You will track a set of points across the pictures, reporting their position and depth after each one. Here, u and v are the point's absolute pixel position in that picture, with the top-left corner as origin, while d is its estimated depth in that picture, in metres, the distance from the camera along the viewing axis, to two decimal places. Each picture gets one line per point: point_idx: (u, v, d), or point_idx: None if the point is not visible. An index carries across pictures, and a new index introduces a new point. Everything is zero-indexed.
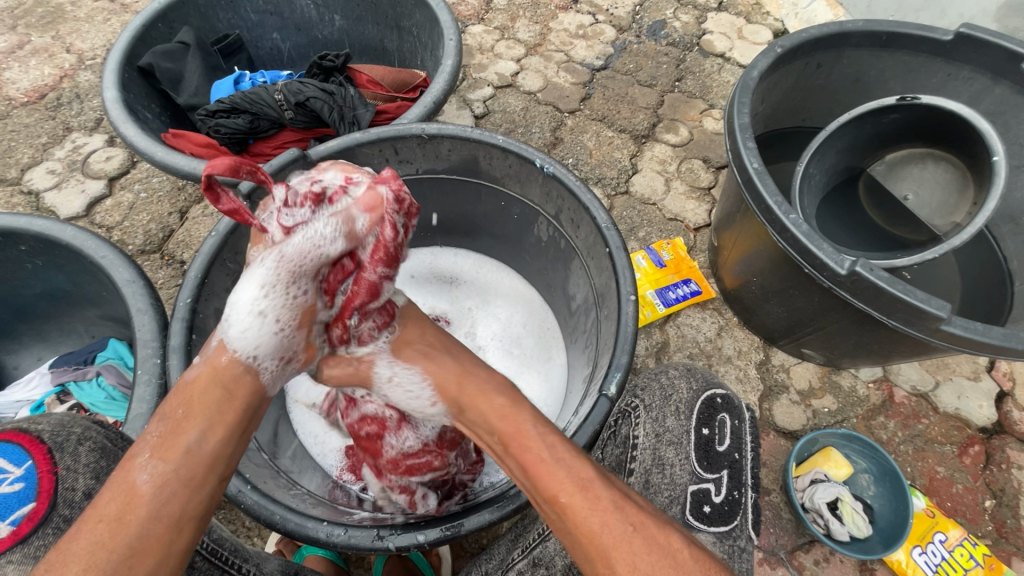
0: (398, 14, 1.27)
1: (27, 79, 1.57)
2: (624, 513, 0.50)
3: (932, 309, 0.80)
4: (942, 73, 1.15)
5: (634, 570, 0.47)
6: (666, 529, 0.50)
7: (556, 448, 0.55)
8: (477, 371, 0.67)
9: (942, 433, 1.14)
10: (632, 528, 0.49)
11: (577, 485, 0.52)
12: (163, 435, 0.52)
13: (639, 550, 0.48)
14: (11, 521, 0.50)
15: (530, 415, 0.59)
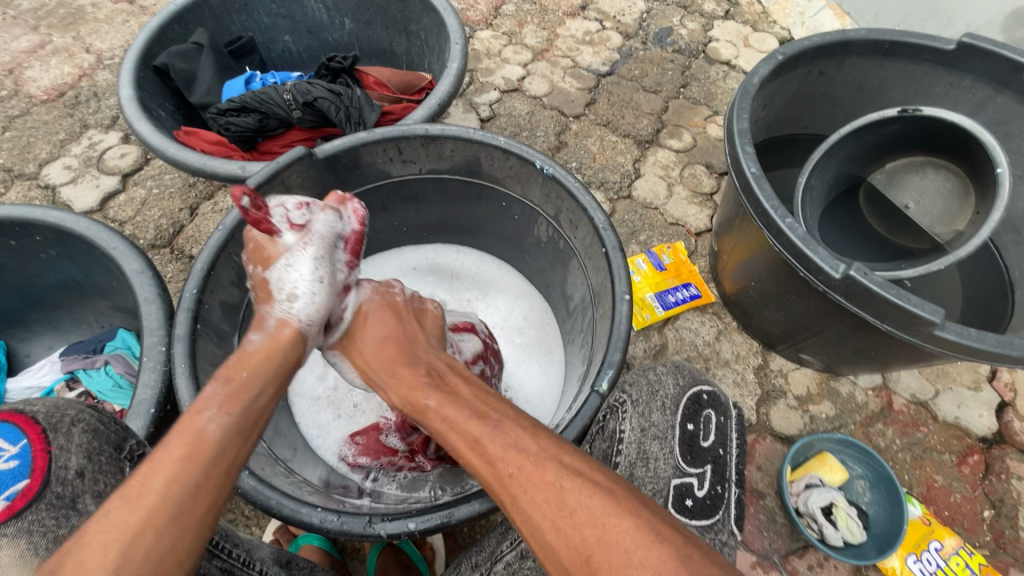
0: (407, 18, 1.30)
1: (48, 78, 1.62)
2: (505, 459, 0.51)
3: (925, 313, 0.80)
4: (945, 82, 1.16)
5: (532, 501, 0.48)
6: (543, 467, 0.50)
7: (443, 412, 0.59)
8: (391, 349, 0.73)
9: (941, 442, 1.14)
10: (517, 471, 0.50)
11: (468, 445, 0.55)
12: (226, 392, 0.58)
13: (530, 486, 0.49)
14: (5, 496, 0.50)
15: (424, 386, 0.64)
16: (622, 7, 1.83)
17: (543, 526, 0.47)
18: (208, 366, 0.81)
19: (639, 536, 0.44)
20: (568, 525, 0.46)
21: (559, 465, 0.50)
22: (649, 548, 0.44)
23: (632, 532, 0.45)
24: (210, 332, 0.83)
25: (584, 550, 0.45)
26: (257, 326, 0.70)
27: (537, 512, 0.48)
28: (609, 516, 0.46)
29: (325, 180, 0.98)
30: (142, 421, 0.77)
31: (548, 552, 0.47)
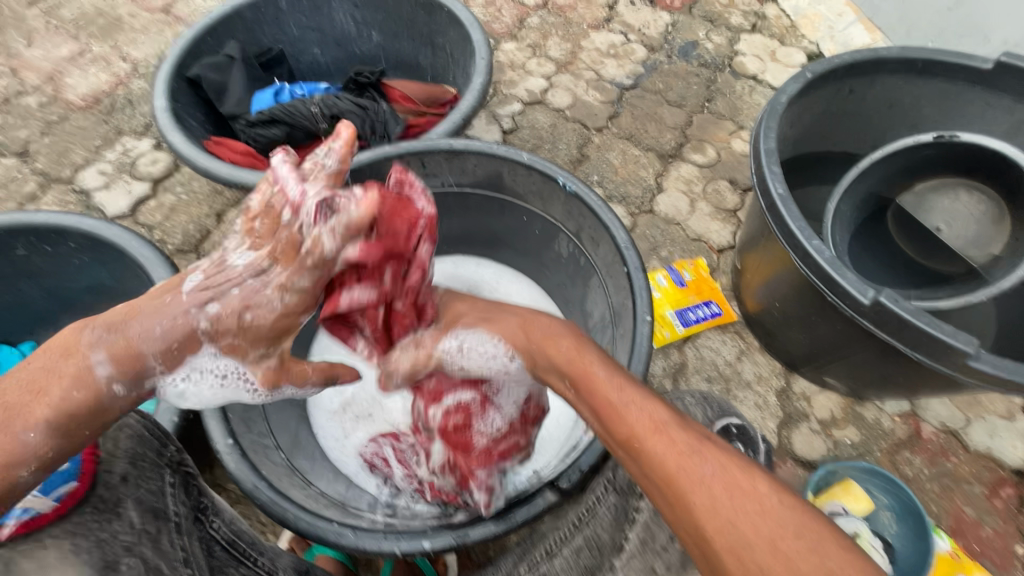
0: (433, 32, 1.32)
1: (86, 85, 1.68)
2: (702, 456, 0.52)
3: (958, 343, 0.78)
4: (982, 101, 1.13)
5: (741, 512, 0.47)
6: (751, 477, 0.50)
7: (624, 394, 0.59)
8: (541, 333, 0.69)
9: (971, 473, 1.10)
10: (714, 472, 0.50)
11: (651, 428, 0.55)
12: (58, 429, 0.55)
13: (740, 490, 0.49)
14: (55, 497, 0.49)
15: (597, 356, 0.64)
16: (647, 20, 1.83)
17: (743, 526, 0.47)
18: None
19: (844, 547, 0.45)
20: (783, 542, 0.45)
21: (764, 478, 0.50)
22: (866, 571, 0.44)
23: (833, 548, 0.45)
24: None
25: (787, 558, 0.44)
26: (125, 374, 0.63)
27: (732, 511, 0.48)
28: (817, 531, 0.46)
29: None
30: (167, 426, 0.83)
31: (738, 545, 0.46)
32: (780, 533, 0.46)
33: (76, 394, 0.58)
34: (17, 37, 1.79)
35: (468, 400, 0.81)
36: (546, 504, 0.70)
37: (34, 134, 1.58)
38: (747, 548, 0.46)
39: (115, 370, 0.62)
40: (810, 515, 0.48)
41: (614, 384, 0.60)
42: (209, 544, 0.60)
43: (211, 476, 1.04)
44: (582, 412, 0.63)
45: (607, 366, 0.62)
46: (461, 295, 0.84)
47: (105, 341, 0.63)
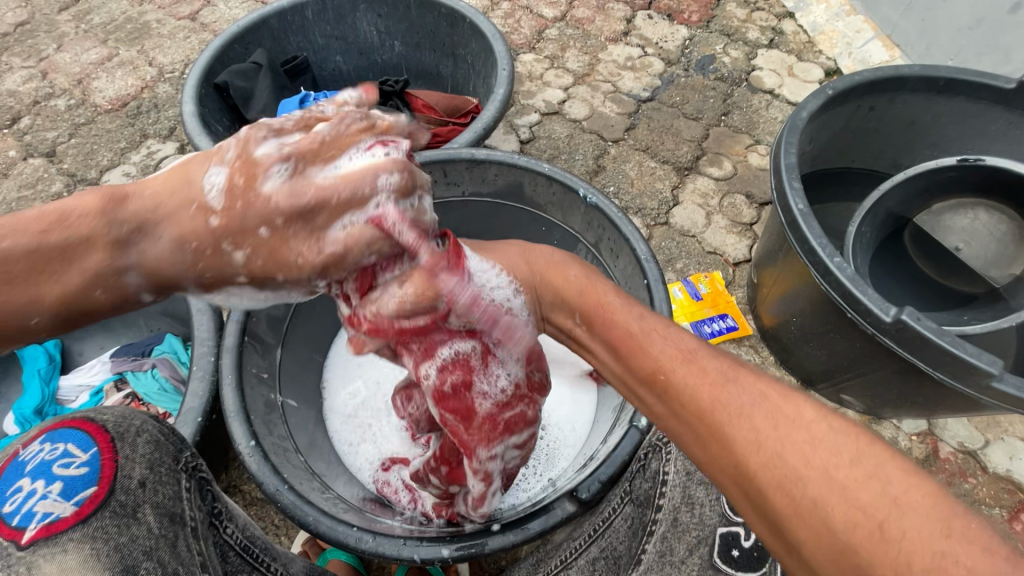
0: (455, 42, 1.34)
1: (113, 89, 1.71)
2: (737, 385, 0.49)
3: (981, 363, 0.77)
4: (1003, 121, 1.13)
5: (787, 441, 0.43)
6: (796, 404, 0.46)
7: (647, 327, 0.58)
8: (547, 263, 0.70)
9: (990, 495, 1.09)
10: (753, 403, 0.47)
11: (678, 359, 0.53)
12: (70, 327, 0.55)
13: (786, 418, 0.45)
14: (75, 501, 0.50)
15: (606, 288, 0.65)
16: (664, 34, 1.84)
17: (793, 459, 0.42)
18: (254, 376, 0.83)
19: (909, 471, 0.40)
20: (839, 471, 0.40)
21: (811, 405, 0.46)
22: (942, 500, 0.38)
23: (895, 473, 0.40)
24: (256, 345, 0.85)
25: (844, 489, 0.40)
26: (156, 287, 0.55)
27: (780, 442, 0.43)
28: (882, 456, 0.41)
29: None
30: (189, 429, 0.80)
31: (788, 480, 0.42)
32: (832, 462, 0.41)
33: (100, 296, 0.53)
34: (48, 41, 1.84)
35: (468, 351, 0.66)
36: (565, 514, 0.70)
37: (62, 135, 1.61)
38: (798, 483, 0.41)
39: (147, 284, 0.55)
40: (869, 440, 0.42)
41: (637, 318, 0.59)
42: (222, 549, 0.61)
43: (226, 477, 1.05)
44: (595, 349, 0.62)
45: (620, 301, 0.62)
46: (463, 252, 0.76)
47: (136, 245, 0.53)
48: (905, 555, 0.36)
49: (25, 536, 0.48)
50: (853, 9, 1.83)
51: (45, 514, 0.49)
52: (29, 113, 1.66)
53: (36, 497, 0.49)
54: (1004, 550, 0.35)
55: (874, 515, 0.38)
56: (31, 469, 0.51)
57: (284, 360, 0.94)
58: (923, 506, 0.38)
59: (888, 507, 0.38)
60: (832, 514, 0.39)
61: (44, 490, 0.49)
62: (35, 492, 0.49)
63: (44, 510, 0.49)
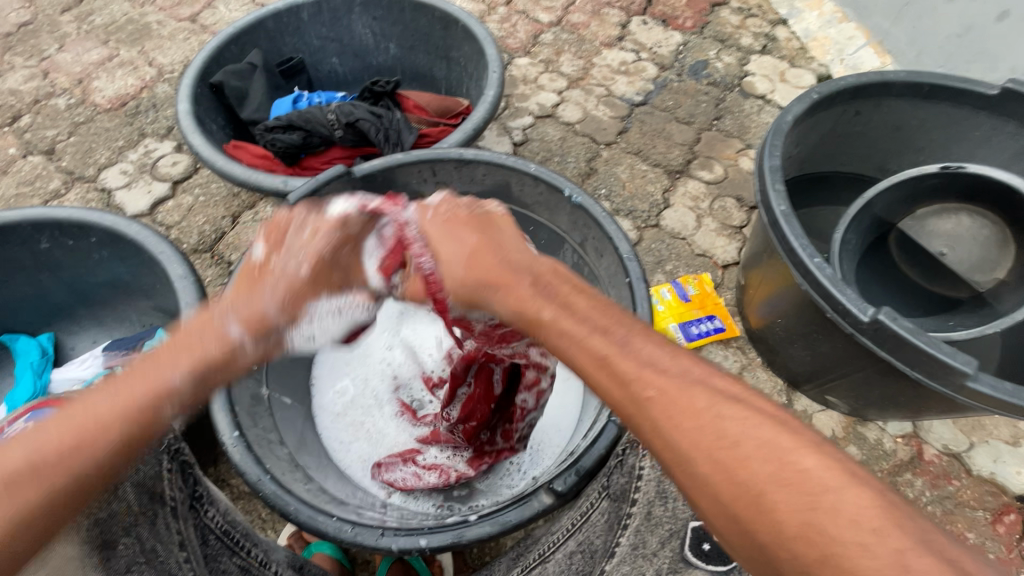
0: (449, 45, 1.36)
1: (112, 88, 1.74)
2: (642, 380, 0.52)
3: (958, 363, 0.78)
4: (987, 127, 1.14)
5: (682, 427, 0.48)
6: (692, 392, 0.50)
7: (575, 310, 0.59)
8: (503, 247, 0.67)
9: (974, 498, 1.09)
10: (658, 392, 0.50)
11: (592, 364, 0.55)
12: (200, 386, 0.60)
13: (676, 409, 0.49)
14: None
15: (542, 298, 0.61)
16: (658, 39, 1.86)
17: (682, 444, 0.48)
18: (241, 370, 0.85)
19: (792, 450, 0.44)
20: (722, 453, 0.46)
21: (706, 393, 0.49)
22: (824, 477, 0.42)
23: (782, 444, 0.45)
24: None
25: (727, 468, 0.45)
26: (257, 331, 0.66)
27: (678, 434, 0.48)
28: (763, 437, 0.45)
29: None
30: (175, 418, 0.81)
31: (679, 460, 0.48)
32: (715, 443, 0.46)
33: (214, 348, 0.61)
34: (50, 41, 1.86)
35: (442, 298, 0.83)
36: (541, 506, 0.72)
37: (61, 134, 1.63)
38: (688, 462, 0.47)
39: (245, 328, 0.65)
40: (755, 420, 0.46)
41: (565, 311, 0.59)
42: (203, 532, 0.62)
43: (215, 471, 1.06)
44: None
45: (560, 297, 0.61)
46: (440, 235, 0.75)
47: (233, 313, 0.65)
48: (779, 525, 0.42)
49: None
50: (846, 16, 1.85)
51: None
52: (29, 112, 1.68)
53: None
54: (870, 522, 0.40)
55: (754, 490, 0.43)
56: None
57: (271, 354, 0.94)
58: (804, 484, 0.42)
59: (767, 485, 0.43)
60: (720, 489, 0.45)
61: None
62: None
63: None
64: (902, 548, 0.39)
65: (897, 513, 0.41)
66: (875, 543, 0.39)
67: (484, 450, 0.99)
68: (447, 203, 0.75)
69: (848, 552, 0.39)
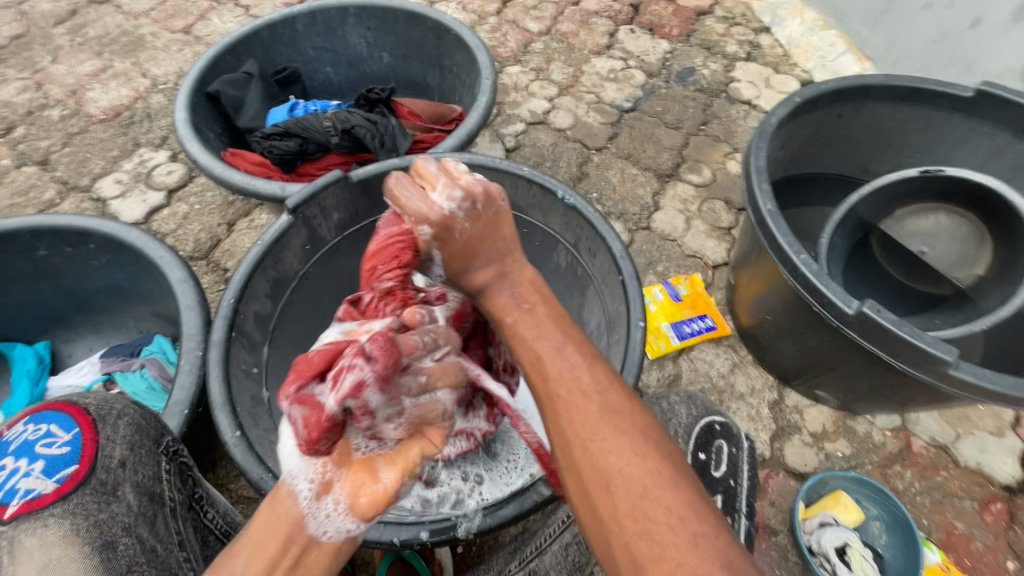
0: (441, 54, 1.39)
1: (107, 99, 1.75)
2: (555, 373, 0.57)
3: (939, 352, 0.81)
4: (963, 127, 1.18)
5: (570, 421, 0.55)
6: (590, 397, 0.56)
7: None
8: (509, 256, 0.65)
9: (961, 488, 1.12)
10: (566, 390, 0.56)
11: (531, 360, 0.59)
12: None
13: (573, 405, 0.55)
14: (56, 479, 0.55)
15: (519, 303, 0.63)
16: (646, 47, 1.90)
17: (567, 431, 0.55)
18: (241, 372, 0.86)
19: (641, 453, 0.52)
20: (593, 445, 0.53)
21: (599, 398, 0.56)
22: (658, 477, 0.51)
23: (639, 444, 0.53)
24: (243, 341, 0.88)
25: (592, 460, 0.53)
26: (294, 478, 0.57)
27: (565, 421, 0.55)
28: (624, 441, 0.53)
29: (358, 203, 1.05)
30: (176, 420, 0.82)
31: (559, 443, 0.56)
32: (583, 436, 0.54)
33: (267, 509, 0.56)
34: (43, 53, 1.87)
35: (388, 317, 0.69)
36: (541, 498, 0.72)
37: (56, 144, 1.64)
38: (567, 448, 0.55)
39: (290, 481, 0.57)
40: (626, 427, 0.54)
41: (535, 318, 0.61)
42: (203, 534, 0.68)
43: (214, 475, 1.07)
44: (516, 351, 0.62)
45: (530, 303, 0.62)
46: (462, 237, 0.62)
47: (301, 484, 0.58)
48: (616, 504, 0.50)
49: (7, 512, 0.52)
50: (827, 24, 1.90)
51: (29, 490, 0.54)
52: (23, 123, 1.69)
53: (19, 475, 0.54)
54: (679, 511, 0.49)
55: (607, 478, 0.51)
56: (15, 449, 0.55)
57: (271, 357, 0.95)
58: (641, 479, 0.51)
59: (615, 474, 0.51)
60: (583, 471, 0.53)
61: (27, 468, 0.54)
62: (19, 470, 0.54)
63: (28, 487, 0.54)
64: (698, 533, 0.48)
65: (722, 525, 0.50)
66: (680, 527, 0.48)
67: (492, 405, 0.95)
68: (467, 216, 0.61)
69: (658, 530, 0.48)
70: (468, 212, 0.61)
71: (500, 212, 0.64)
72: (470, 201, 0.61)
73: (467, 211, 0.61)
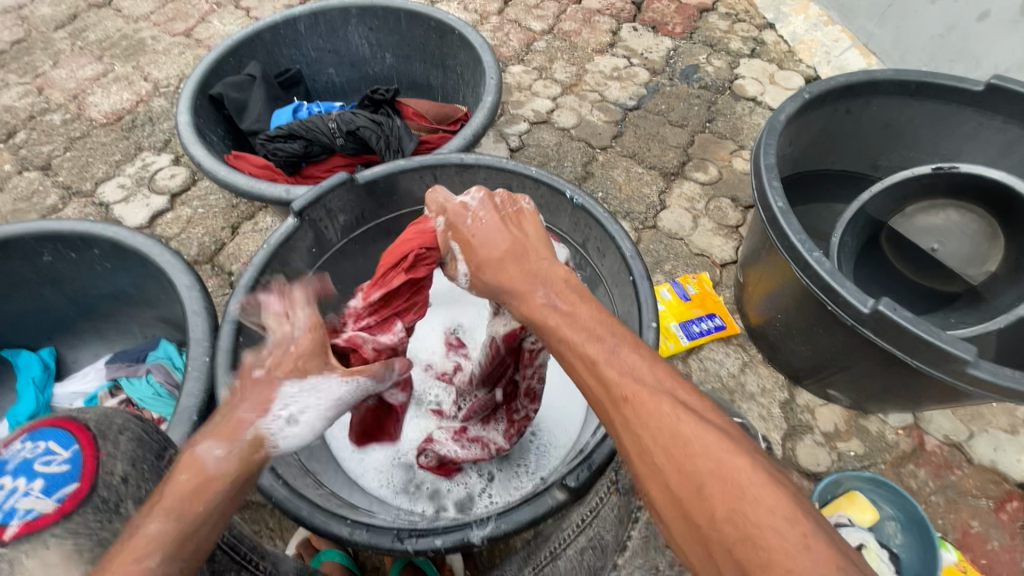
0: (444, 54, 1.38)
1: (108, 103, 1.74)
2: (618, 376, 0.54)
3: (957, 351, 0.79)
4: (973, 122, 1.17)
5: (644, 424, 0.50)
6: (660, 396, 0.51)
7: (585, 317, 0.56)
8: (531, 254, 0.68)
9: (976, 486, 1.11)
10: (633, 391, 0.52)
11: (585, 362, 0.56)
12: (195, 480, 0.56)
13: (642, 405, 0.51)
14: (55, 500, 0.48)
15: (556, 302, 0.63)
16: (649, 45, 1.89)
17: (641, 436, 0.50)
18: None
19: (730, 450, 0.47)
20: (674, 446, 0.48)
21: (670, 398, 0.51)
22: (754, 474, 0.45)
23: (723, 442, 0.47)
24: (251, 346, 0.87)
25: (676, 462, 0.47)
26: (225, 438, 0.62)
27: (638, 428, 0.50)
28: (709, 439, 0.48)
29: (365, 205, 1.04)
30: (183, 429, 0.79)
31: (634, 450, 0.50)
32: (662, 439, 0.49)
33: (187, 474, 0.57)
34: (44, 58, 1.87)
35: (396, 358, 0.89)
36: (555, 502, 0.72)
37: (58, 149, 1.63)
38: (644, 453, 0.49)
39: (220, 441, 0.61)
40: (707, 422, 0.49)
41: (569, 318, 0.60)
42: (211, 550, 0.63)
43: None
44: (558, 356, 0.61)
45: (564, 305, 0.62)
46: (474, 227, 0.73)
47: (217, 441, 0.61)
48: (710, 508, 0.45)
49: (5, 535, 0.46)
50: (832, 20, 1.89)
51: (25, 513, 0.47)
52: (25, 128, 1.68)
53: (16, 496, 0.47)
54: (784, 512, 0.43)
55: (696, 479, 0.46)
56: (11, 468, 0.49)
57: None
58: (737, 479, 0.45)
59: (706, 476, 0.46)
60: (668, 477, 0.47)
61: (23, 489, 0.48)
62: (16, 491, 0.48)
63: (25, 509, 0.47)
64: (809, 535, 0.42)
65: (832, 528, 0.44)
66: (787, 529, 0.42)
67: (512, 418, 0.96)
68: (483, 207, 0.74)
69: (763, 535, 0.42)
70: (486, 203, 0.75)
71: (521, 210, 0.75)
72: (492, 200, 0.75)
73: (486, 204, 0.75)
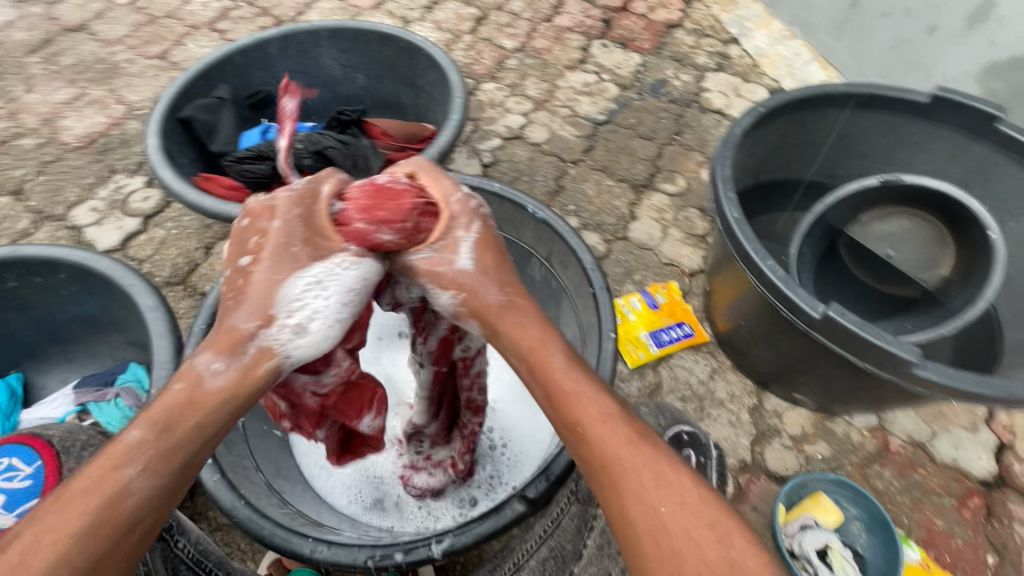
0: (414, 74, 1.41)
1: (82, 127, 1.74)
2: (639, 448, 0.54)
3: (902, 352, 0.83)
4: (922, 132, 1.22)
5: (671, 505, 0.50)
6: (679, 475, 0.52)
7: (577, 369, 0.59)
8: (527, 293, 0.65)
9: (940, 485, 1.13)
10: (646, 463, 0.53)
11: (598, 417, 0.56)
12: (187, 393, 0.54)
13: (660, 481, 0.52)
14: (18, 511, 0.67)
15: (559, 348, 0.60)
16: (618, 61, 1.94)
17: (664, 514, 0.50)
18: None
19: (753, 541, 0.49)
20: (698, 531, 0.49)
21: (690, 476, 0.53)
22: (774, 568, 0.48)
23: (737, 531, 0.50)
24: None
25: (698, 548, 0.48)
26: (225, 349, 0.56)
27: (654, 497, 0.51)
28: (731, 527, 0.50)
29: None
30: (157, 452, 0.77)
31: (656, 528, 0.50)
32: (688, 522, 0.50)
33: (177, 386, 0.54)
34: (17, 82, 1.87)
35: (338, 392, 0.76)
36: (515, 514, 0.72)
37: (30, 173, 1.63)
38: (664, 532, 0.49)
39: (215, 354, 0.56)
40: (727, 511, 0.51)
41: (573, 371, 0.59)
42: (174, 563, 0.65)
43: (192, 505, 1.07)
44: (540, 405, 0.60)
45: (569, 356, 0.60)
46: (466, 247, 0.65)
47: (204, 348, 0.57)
48: None
49: None
50: (793, 34, 1.95)
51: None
52: None
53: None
54: None
55: (717, 568, 0.47)
56: None
57: None
58: (759, 570, 0.48)
59: (728, 567, 0.47)
60: (686, 564, 0.48)
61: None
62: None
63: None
64: None
65: None
66: None
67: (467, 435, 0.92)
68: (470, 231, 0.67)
69: None
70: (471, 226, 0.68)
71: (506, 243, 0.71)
72: (481, 215, 0.69)
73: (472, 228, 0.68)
